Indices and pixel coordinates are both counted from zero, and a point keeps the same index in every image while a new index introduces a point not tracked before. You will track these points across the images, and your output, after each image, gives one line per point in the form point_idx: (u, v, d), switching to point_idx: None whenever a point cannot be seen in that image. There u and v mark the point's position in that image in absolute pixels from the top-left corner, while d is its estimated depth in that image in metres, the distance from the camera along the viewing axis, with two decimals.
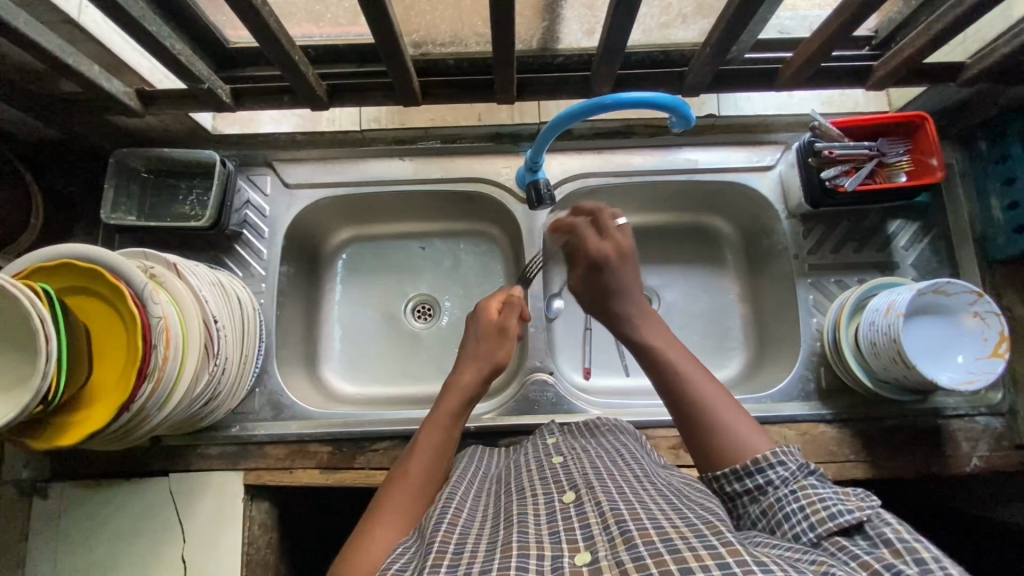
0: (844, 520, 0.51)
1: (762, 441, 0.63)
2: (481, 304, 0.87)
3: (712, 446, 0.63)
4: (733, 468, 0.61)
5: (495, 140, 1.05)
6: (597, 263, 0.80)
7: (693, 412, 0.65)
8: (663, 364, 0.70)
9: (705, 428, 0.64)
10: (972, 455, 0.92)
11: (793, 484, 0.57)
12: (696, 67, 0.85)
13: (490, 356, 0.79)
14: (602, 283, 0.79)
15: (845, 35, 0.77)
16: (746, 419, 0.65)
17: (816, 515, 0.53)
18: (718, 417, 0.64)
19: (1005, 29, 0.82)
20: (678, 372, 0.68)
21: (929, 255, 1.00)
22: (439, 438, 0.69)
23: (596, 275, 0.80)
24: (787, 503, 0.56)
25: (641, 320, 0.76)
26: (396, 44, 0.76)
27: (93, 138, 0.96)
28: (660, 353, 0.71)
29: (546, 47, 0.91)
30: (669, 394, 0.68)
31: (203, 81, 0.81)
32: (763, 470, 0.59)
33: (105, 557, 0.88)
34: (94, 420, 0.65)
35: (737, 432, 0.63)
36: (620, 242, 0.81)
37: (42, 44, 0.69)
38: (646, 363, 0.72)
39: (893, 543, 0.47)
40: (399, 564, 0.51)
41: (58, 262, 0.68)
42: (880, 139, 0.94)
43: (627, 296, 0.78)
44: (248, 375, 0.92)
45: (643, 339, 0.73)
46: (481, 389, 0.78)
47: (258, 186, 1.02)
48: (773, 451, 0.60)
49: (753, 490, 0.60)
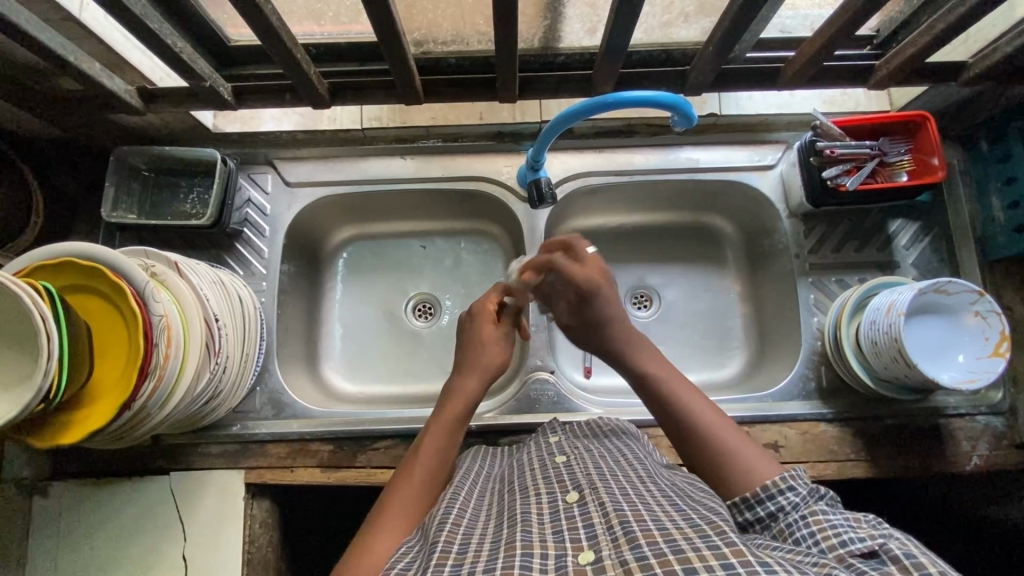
0: (856, 546, 0.50)
1: (771, 466, 0.64)
2: (478, 303, 0.86)
3: (720, 477, 0.64)
4: (744, 496, 0.61)
5: (496, 139, 1.05)
6: (584, 295, 0.78)
7: (697, 442, 0.67)
8: (663, 392, 0.71)
9: (711, 460, 0.65)
10: (973, 454, 0.92)
11: (804, 509, 0.57)
12: (698, 65, 0.85)
13: (493, 361, 0.79)
14: (592, 315, 0.78)
15: (846, 35, 0.77)
16: (751, 446, 0.66)
17: (826, 540, 0.53)
18: (723, 444, 0.66)
19: (1007, 29, 0.82)
20: (680, 404, 0.69)
21: (929, 255, 1.00)
22: (441, 442, 0.70)
23: (586, 307, 0.78)
24: (798, 528, 0.56)
25: (637, 348, 0.76)
26: (398, 42, 0.75)
27: (93, 135, 0.96)
28: (660, 383, 0.71)
29: (547, 45, 0.91)
30: (672, 425, 0.69)
31: (204, 79, 0.81)
32: (773, 496, 0.59)
33: (105, 555, 0.88)
34: (95, 418, 0.65)
35: (743, 461, 0.64)
36: (601, 270, 0.80)
37: (43, 41, 0.69)
38: (647, 396, 0.72)
39: (902, 560, 0.47)
40: (402, 564, 0.52)
41: (59, 259, 0.68)
42: (881, 138, 0.94)
43: (620, 324, 0.77)
44: (249, 373, 0.92)
45: (641, 369, 0.74)
46: (483, 394, 0.78)
47: (258, 185, 1.02)
48: (782, 476, 0.60)
49: (765, 517, 0.59)
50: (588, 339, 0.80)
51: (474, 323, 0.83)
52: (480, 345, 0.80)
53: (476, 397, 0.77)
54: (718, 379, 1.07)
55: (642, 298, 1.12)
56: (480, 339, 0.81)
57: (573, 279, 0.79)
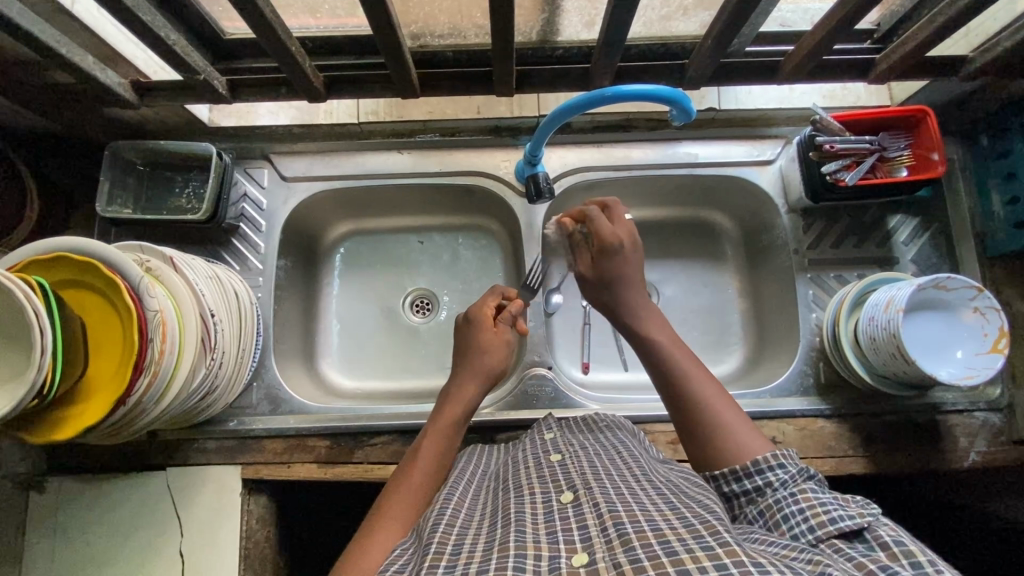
0: (845, 525, 0.51)
1: (759, 444, 0.64)
2: (475, 308, 0.85)
3: (712, 444, 0.65)
4: (732, 468, 0.62)
5: (493, 134, 1.05)
6: (606, 252, 0.79)
7: (692, 409, 0.67)
8: (662, 356, 0.71)
9: (704, 425, 0.66)
10: (971, 450, 0.92)
11: (793, 487, 0.57)
12: (696, 60, 0.85)
13: (493, 367, 0.80)
14: (610, 268, 0.79)
15: (846, 29, 0.76)
16: (744, 420, 0.66)
17: (816, 518, 0.53)
18: (717, 415, 0.66)
19: (1008, 23, 0.81)
20: (680, 370, 0.70)
21: (929, 250, 1.00)
22: (439, 444, 0.71)
23: (604, 265, 0.79)
24: (786, 505, 0.56)
25: (644, 314, 0.76)
26: (394, 36, 0.75)
27: (89, 130, 0.95)
28: (663, 349, 0.72)
29: (546, 39, 0.90)
30: (667, 389, 0.70)
31: (198, 73, 0.80)
32: (762, 471, 0.59)
33: (102, 551, 0.88)
34: (89, 415, 0.64)
35: (735, 433, 0.64)
36: (629, 233, 0.81)
37: (34, 33, 0.68)
38: (648, 358, 0.73)
39: (891, 547, 0.47)
40: (396, 566, 0.51)
41: (52, 254, 0.67)
42: (880, 133, 0.93)
43: (630, 287, 0.78)
44: (245, 369, 0.92)
45: (647, 334, 0.74)
46: (482, 399, 0.79)
47: (255, 179, 1.02)
48: (771, 454, 0.60)
49: (752, 491, 0.60)
50: (597, 296, 0.81)
51: (475, 329, 0.83)
52: (481, 351, 0.80)
53: (474, 401, 0.77)
54: (716, 374, 1.07)
55: None
56: (481, 344, 0.81)
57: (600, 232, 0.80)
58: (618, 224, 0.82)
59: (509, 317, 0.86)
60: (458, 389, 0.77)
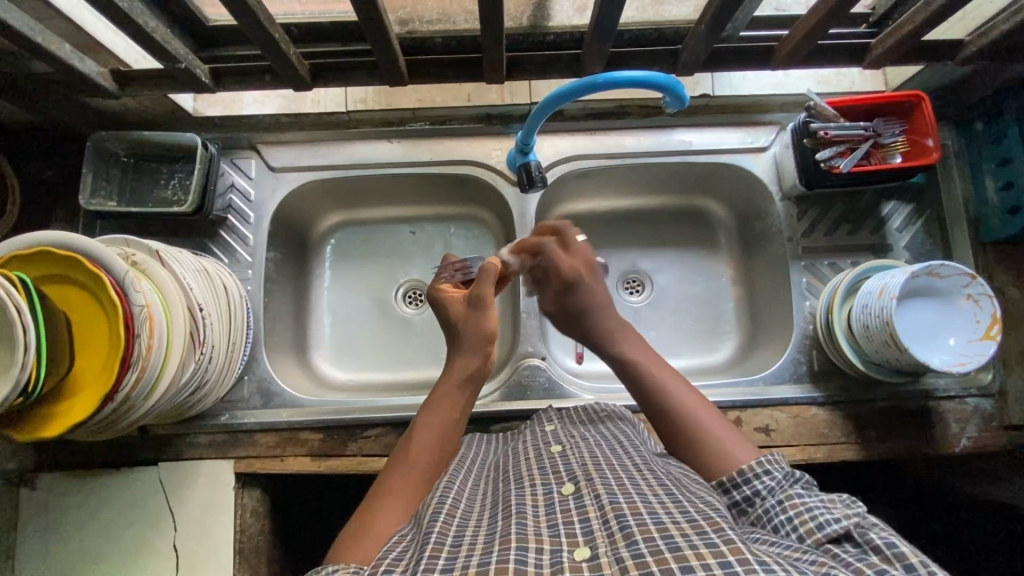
0: (833, 529, 0.51)
1: (747, 451, 0.64)
2: (433, 287, 0.87)
3: (703, 457, 0.64)
4: (723, 482, 0.61)
5: (484, 121, 1.03)
6: (571, 278, 0.81)
7: (675, 425, 0.67)
8: (636, 371, 0.72)
9: (696, 447, 0.65)
10: (962, 436, 0.93)
11: (781, 494, 0.57)
12: (690, 45, 0.83)
13: (484, 330, 0.78)
14: (574, 301, 0.81)
15: (840, 13, 0.75)
16: (730, 430, 0.66)
17: (804, 524, 0.53)
18: (703, 429, 0.66)
19: (1004, 5, 0.80)
20: (656, 386, 0.70)
21: (922, 237, 0.99)
22: (441, 421, 0.71)
23: (570, 291, 0.81)
24: (775, 514, 0.56)
25: (621, 334, 0.77)
26: (381, 21, 0.73)
27: (72, 121, 0.93)
28: (640, 366, 0.73)
29: (537, 25, 0.89)
30: (652, 411, 0.70)
31: (180, 60, 0.78)
32: (750, 481, 0.59)
33: (93, 547, 0.88)
34: (78, 412, 0.63)
35: (720, 442, 0.64)
36: (587, 258, 0.84)
37: (12, 22, 0.67)
38: (628, 379, 0.73)
39: (883, 550, 0.47)
40: (394, 554, 0.51)
41: (34, 249, 0.65)
42: (876, 118, 0.92)
43: (603, 311, 0.80)
44: (237, 362, 0.91)
45: (625, 354, 0.75)
46: (486, 364, 0.78)
47: (242, 170, 1.00)
48: (758, 461, 0.60)
49: (742, 502, 0.59)
50: (571, 327, 0.82)
51: (444, 303, 0.84)
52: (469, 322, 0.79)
53: (478, 372, 0.77)
54: (710, 362, 1.07)
55: (635, 283, 1.11)
56: (454, 319, 0.81)
57: (559, 263, 0.83)
58: (576, 254, 0.84)
59: (481, 277, 0.80)
60: (455, 360, 0.77)
